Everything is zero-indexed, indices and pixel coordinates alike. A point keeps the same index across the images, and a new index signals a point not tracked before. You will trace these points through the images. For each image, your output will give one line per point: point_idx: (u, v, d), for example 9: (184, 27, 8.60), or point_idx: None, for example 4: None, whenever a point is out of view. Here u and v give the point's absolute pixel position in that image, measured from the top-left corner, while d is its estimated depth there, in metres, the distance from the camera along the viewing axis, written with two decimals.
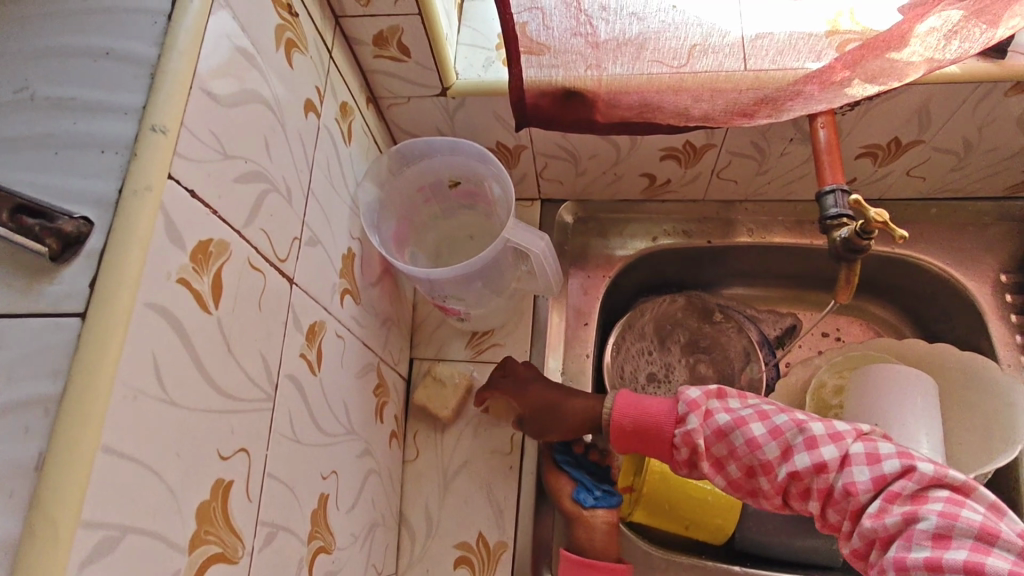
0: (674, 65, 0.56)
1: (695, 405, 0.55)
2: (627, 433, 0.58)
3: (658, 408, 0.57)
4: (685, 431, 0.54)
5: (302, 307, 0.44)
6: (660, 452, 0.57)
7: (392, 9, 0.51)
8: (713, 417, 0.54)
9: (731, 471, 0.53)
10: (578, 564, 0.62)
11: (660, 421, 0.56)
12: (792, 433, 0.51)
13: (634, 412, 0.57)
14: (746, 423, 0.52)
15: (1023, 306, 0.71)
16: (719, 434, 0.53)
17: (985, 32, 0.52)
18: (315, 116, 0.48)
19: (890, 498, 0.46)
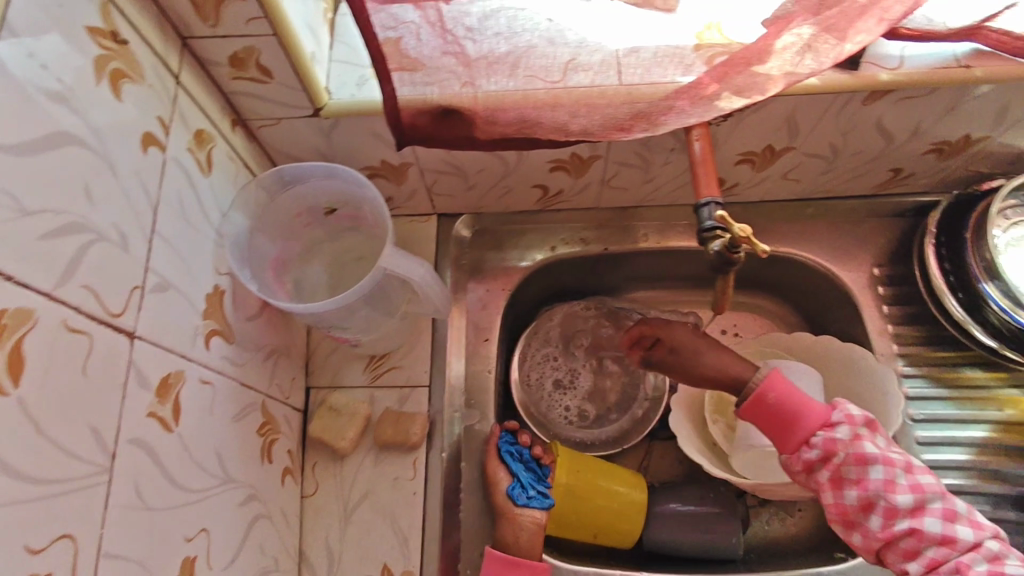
0: (549, 81, 0.55)
1: (852, 420, 0.55)
2: (765, 410, 0.56)
3: (811, 405, 0.55)
4: (831, 436, 0.54)
5: (147, 363, 0.41)
6: (784, 440, 0.55)
7: (244, 29, 0.47)
8: (862, 441, 0.53)
9: (846, 496, 0.53)
10: (503, 562, 0.63)
11: (807, 414, 0.55)
12: (931, 496, 0.52)
13: (786, 394, 0.56)
14: (895, 468, 0.52)
15: (895, 297, 0.75)
16: (859, 460, 0.52)
17: (834, 48, 0.51)
18: (158, 150, 0.44)
19: (960, 568, 0.49)
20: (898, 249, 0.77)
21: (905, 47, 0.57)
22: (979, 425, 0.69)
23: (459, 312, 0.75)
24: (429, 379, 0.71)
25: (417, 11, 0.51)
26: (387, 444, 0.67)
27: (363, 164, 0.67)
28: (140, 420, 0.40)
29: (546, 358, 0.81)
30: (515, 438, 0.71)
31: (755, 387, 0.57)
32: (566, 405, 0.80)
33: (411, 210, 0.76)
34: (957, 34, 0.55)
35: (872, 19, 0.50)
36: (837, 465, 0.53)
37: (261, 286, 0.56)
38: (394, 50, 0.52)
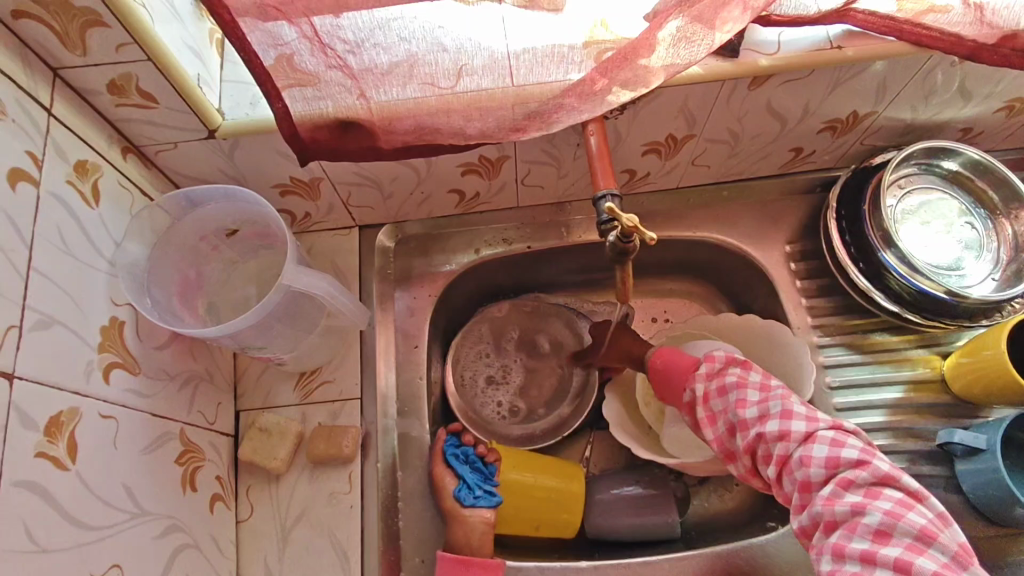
0: (440, 88, 0.55)
1: (712, 360, 0.60)
2: (654, 373, 0.65)
3: (682, 361, 0.63)
4: (695, 379, 0.60)
5: (31, 403, 0.41)
6: (673, 398, 0.63)
7: (114, 56, 0.47)
8: (720, 375, 0.59)
9: (717, 427, 0.57)
10: (454, 562, 0.63)
11: (679, 368, 0.62)
12: (774, 403, 0.55)
13: (666, 358, 0.65)
14: (747, 389, 0.56)
15: (810, 271, 0.78)
16: (719, 391, 0.57)
17: (705, 37, 0.53)
18: (30, 185, 0.45)
19: (843, 485, 0.50)
20: (811, 225, 0.79)
21: (782, 33, 0.60)
22: (893, 387, 0.72)
23: (387, 322, 0.75)
24: (360, 391, 0.70)
25: (292, 28, 0.50)
26: (321, 460, 0.66)
27: (272, 183, 0.65)
28: (28, 462, 0.40)
29: (479, 356, 0.82)
30: (459, 439, 0.70)
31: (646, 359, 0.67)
32: (498, 402, 0.81)
33: (332, 224, 0.76)
34: (829, 17, 0.57)
35: (737, 8, 0.52)
36: (705, 400, 0.58)
37: (164, 312, 0.56)
38: (282, 67, 0.52)
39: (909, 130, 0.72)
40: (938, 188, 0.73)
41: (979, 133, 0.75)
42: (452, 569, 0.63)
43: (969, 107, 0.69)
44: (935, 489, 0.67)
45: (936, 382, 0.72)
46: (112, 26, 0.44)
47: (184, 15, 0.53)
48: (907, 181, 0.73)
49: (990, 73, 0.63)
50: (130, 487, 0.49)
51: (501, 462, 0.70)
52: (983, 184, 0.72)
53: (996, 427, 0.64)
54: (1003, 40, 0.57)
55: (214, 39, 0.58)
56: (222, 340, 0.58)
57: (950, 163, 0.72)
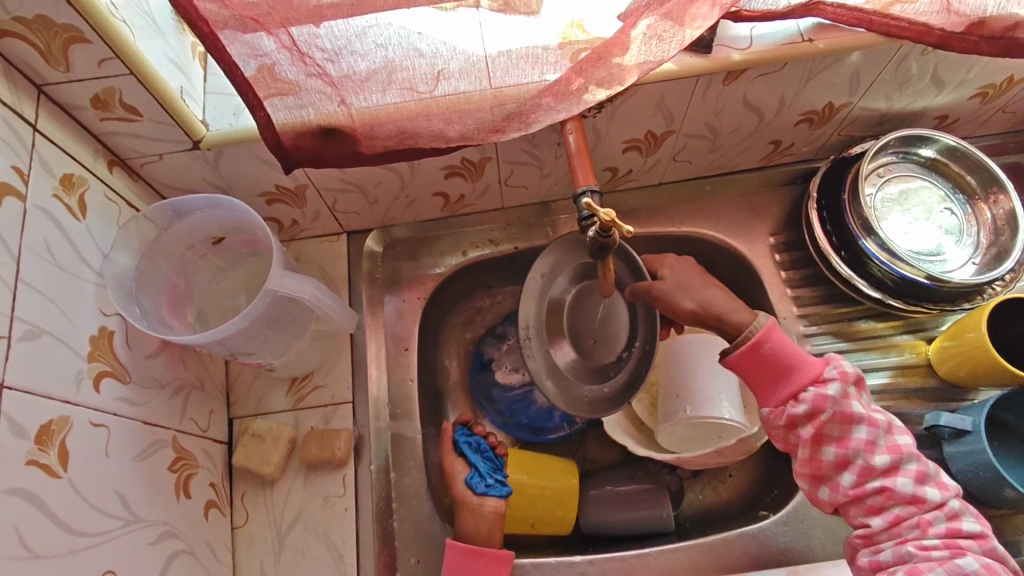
0: (419, 92, 0.56)
1: (845, 377, 0.56)
2: (762, 356, 0.58)
3: (803, 361, 0.57)
4: (822, 392, 0.55)
5: (21, 412, 0.42)
6: (769, 392, 0.58)
7: (97, 71, 0.48)
8: (850, 401, 0.55)
9: (826, 452, 0.55)
10: (465, 552, 0.63)
11: (800, 369, 0.57)
12: (907, 457, 0.54)
13: (783, 346, 0.58)
14: (879, 430, 0.54)
15: (793, 262, 0.78)
16: (845, 419, 0.54)
17: (676, 34, 0.54)
18: (17, 199, 0.45)
19: (954, 547, 0.51)
20: (793, 217, 0.80)
21: (754, 28, 0.61)
22: (880, 372, 0.73)
23: (377, 326, 0.75)
24: (351, 394, 0.71)
25: (271, 39, 0.51)
26: (314, 463, 0.67)
27: (258, 192, 0.66)
28: (19, 469, 0.41)
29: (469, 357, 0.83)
30: (469, 429, 0.71)
31: (751, 337, 0.58)
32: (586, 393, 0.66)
33: (320, 231, 0.77)
34: (798, 11, 0.58)
35: (705, 5, 0.53)
36: (823, 421, 0.55)
37: (153, 321, 0.57)
38: (262, 77, 0.53)
39: (886, 120, 0.73)
40: (917, 175, 0.74)
41: (955, 120, 0.76)
42: (460, 559, 0.63)
43: (942, 95, 0.70)
44: None
45: (922, 367, 0.73)
46: (94, 42, 0.45)
47: (166, 31, 0.54)
48: (886, 170, 0.74)
49: (961, 61, 0.64)
50: (123, 494, 0.50)
51: (508, 457, 0.71)
52: (959, 170, 0.73)
53: (980, 409, 0.65)
54: (972, 27, 0.58)
55: (196, 53, 0.59)
56: (212, 347, 0.58)
57: (926, 150, 0.73)
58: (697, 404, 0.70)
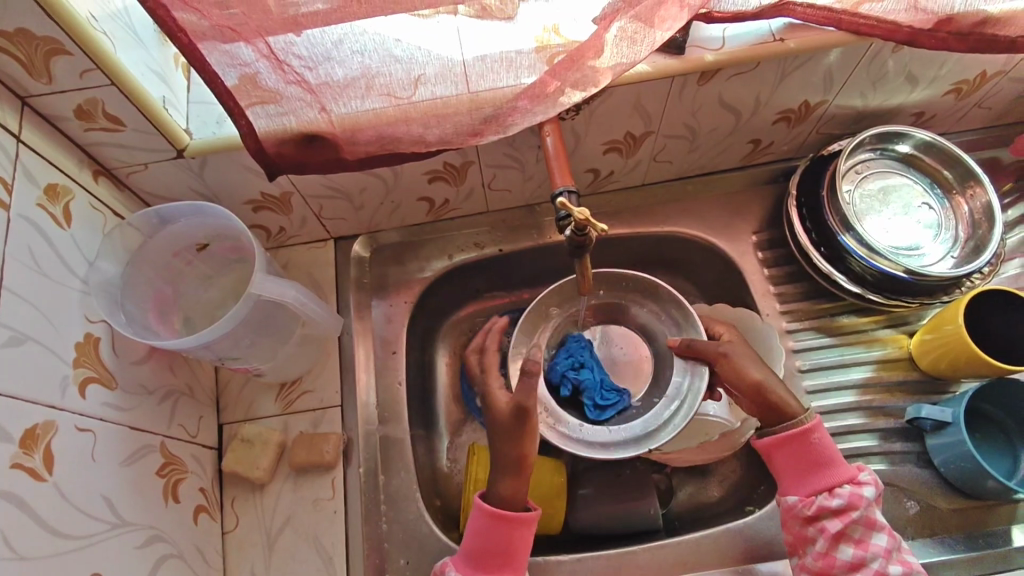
0: (399, 98, 0.57)
1: (876, 484, 0.59)
2: (814, 445, 0.60)
3: (844, 461, 0.59)
4: (857, 492, 0.57)
5: (5, 417, 0.43)
6: (802, 482, 0.59)
7: (79, 82, 0.49)
8: (875, 508, 0.57)
9: (843, 551, 0.56)
10: (491, 515, 0.60)
11: (841, 465, 0.59)
12: (915, 574, 0.55)
13: (829, 441, 0.60)
14: (897, 541, 0.56)
15: (776, 259, 0.79)
16: (869, 524, 0.56)
17: (646, 36, 0.55)
18: (0, 209, 0.46)
19: None
20: (775, 215, 0.81)
21: (726, 29, 0.62)
22: (863, 366, 0.73)
23: (365, 331, 0.76)
24: (340, 398, 0.72)
25: (250, 48, 0.52)
26: (303, 467, 0.67)
27: (244, 200, 0.67)
28: (3, 472, 0.42)
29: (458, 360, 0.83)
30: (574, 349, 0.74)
31: (803, 425, 0.60)
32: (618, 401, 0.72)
33: (307, 237, 0.78)
34: (768, 11, 0.59)
35: (674, 6, 0.54)
36: (850, 519, 0.56)
37: (139, 327, 0.57)
38: (244, 86, 0.54)
39: (862, 118, 0.75)
40: (895, 171, 0.75)
41: (932, 116, 0.77)
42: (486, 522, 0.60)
43: (916, 92, 0.71)
44: (906, 464, 0.69)
45: (904, 360, 0.73)
46: (75, 54, 0.47)
47: (147, 41, 0.55)
48: (864, 166, 0.75)
49: (932, 57, 0.65)
50: (110, 498, 0.51)
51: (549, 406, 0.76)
52: (934, 163, 0.74)
53: (959, 400, 0.65)
54: (940, 24, 0.59)
55: (179, 64, 0.60)
56: (197, 352, 0.59)
57: (902, 146, 0.74)
58: None
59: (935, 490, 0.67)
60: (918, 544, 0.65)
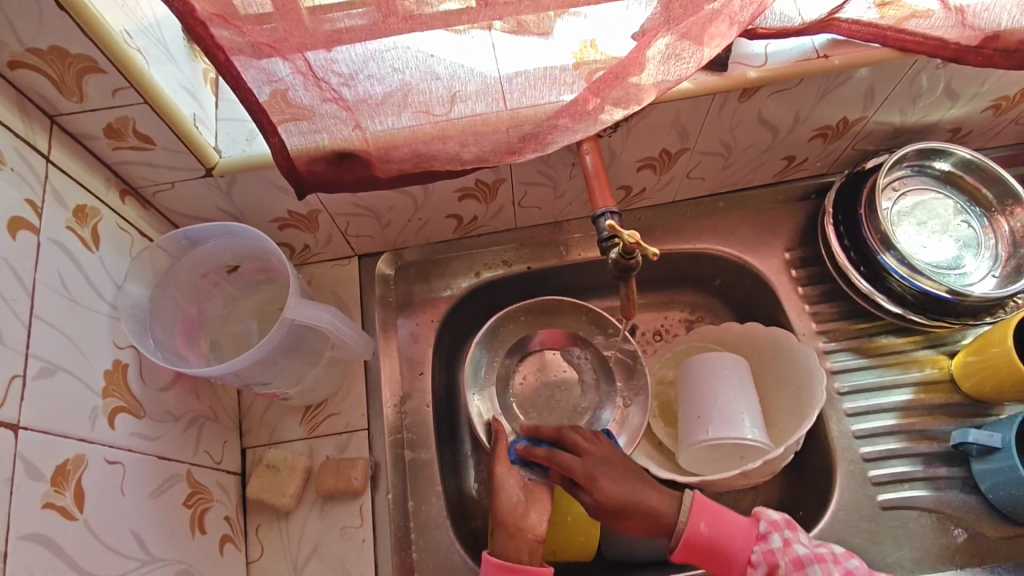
0: (434, 116, 0.55)
1: (777, 525, 0.58)
2: (699, 547, 0.58)
3: (737, 526, 0.58)
4: (767, 548, 0.57)
5: (38, 453, 0.41)
6: (730, 574, 0.58)
7: (112, 101, 0.48)
8: (793, 545, 0.56)
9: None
10: (499, 567, 0.58)
11: (736, 537, 0.57)
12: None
13: (714, 525, 0.58)
14: (828, 564, 0.55)
15: (809, 277, 0.78)
16: (797, 566, 0.55)
17: (694, 53, 0.54)
18: (31, 233, 0.44)
19: None
20: (808, 231, 0.80)
21: (768, 45, 0.60)
22: (903, 389, 0.72)
23: (390, 351, 0.74)
24: (367, 421, 0.70)
25: (286, 64, 0.49)
26: (331, 494, 0.65)
27: (271, 218, 0.66)
28: (34, 513, 0.40)
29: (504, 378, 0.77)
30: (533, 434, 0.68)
31: (683, 532, 0.58)
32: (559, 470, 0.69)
33: (331, 255, 0.76)
34: (813, 27, 0.57)
35: (724, 23, 0.52)
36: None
37: (168, 352, 0.56)
38: (276, 102, 0.51)
39: (899, 133, 0.73)
40: (931, 188, 0.74)
41: (968, 132, 0.75)
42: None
43: (956, 108, 0.70)
44: (952, 490, 0.67)
45: (945, 383, 0.72)
46: (109, 72, 0.45)
47: (178, 56, 0.53)
48: (901, 183, 0.74)
49: (975, 74, 0.64)
50: (139, 533, 0.48)
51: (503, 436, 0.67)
52: (973, 182, 0.73)
53: (1009, 424, 0.63)
54: (986, 41, 0.57)
55: (208, 79, 0.58)
56: (227, 378, 0.57)
57: (942, 163, 0.73)
58: (719, 424, 0.67)
59: (985, 518, 0.66)
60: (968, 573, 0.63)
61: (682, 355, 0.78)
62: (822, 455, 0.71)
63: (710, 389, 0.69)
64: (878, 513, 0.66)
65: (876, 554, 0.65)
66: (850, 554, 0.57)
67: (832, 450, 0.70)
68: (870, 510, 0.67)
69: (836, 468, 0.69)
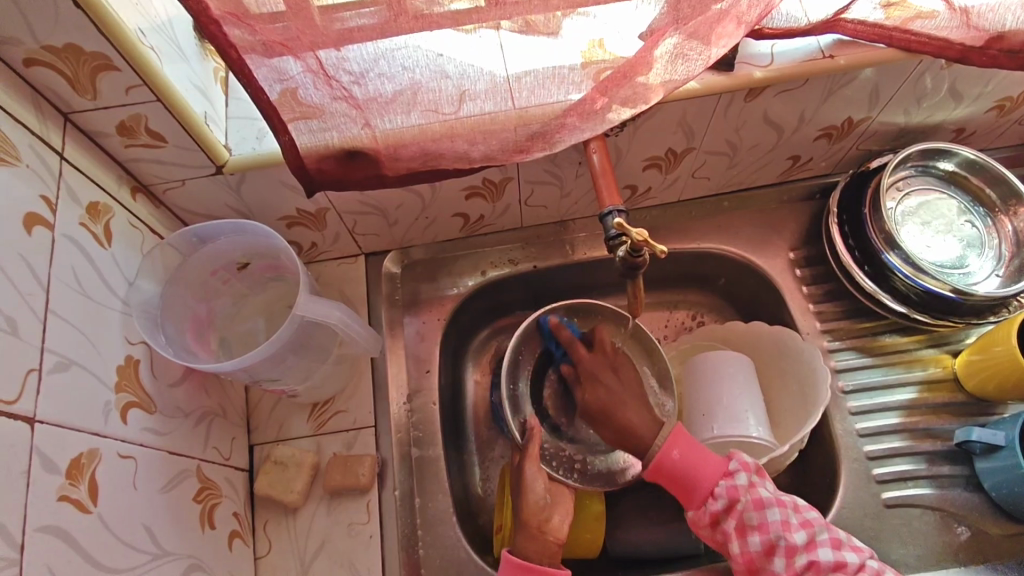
0: (443, 114, 0.55)
1: (746, 467, 0.59)
2: (667, 470, 0.59)
3: (709, 459, 0.58)
4: (732, 484, 0.57)
5: (52, 447, 0.41)
6: (690, 497, 0.58)
7: (125, 99, 0.48)
8: (757, 487, 0.57)
9: (752, 541, 0.55)
10: (518, 567, 0.58)
11: (704, 469, 0.58)
12: (819, 529, 0.55)
13: (687, 455, 0.59)
14: (788, 509, 0.56)
15: (813, 277, 0.78)
16: (758, 505, 0.56)
17: (702, 53, 0.54)
18: (45, 228, 0.45)
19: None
20: (812, 232, 0.80)
21: (774, 45, 0.61)
22: (907, 388, 0.72)
23: (397, 349, 0.74)
24: (374, 418, 0.70)
25: (297, 62, 0.50)
26: (338, 491, 0.66)
27: (279, 216, 0.66)
28: (50, 506, 0.40)
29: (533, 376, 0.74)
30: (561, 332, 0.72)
31: (657, 453, 0.59)
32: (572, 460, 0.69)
33: (339, 253, 0.77)
34: (818, 28, 0.58)
35: (731, 23, 0.53)
36: (740, 511, 0.56)
37: (178, 348, 0.56)
38: (287, 101, 0.52)
39: (903, 133, 0.74)
40: (936, 188, 0.74)
41: (972, 133, 0.76)
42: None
43: (960, 108, 0.70)
44: (956, 489, 0.68)
45: (949, 381, 0.72)
46: (123, 70, 0.45)
47: (189, 55, 0.54)
48: (905, 183, 0.74)
49: (979, 75, 0.64)
50: (149, 527, 0.49)
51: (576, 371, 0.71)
52: (978, 183, 0.73)
53: (1013, 423, 0.63)
54: (991, 42, 0.57)
55: (219, 77, 0.58)
56: (236, 374, 0.58)
57: (946, 163, 0.73)
58: (723, 422, 0.67)
59: (987, 516, 0.66)
60: (971, 571, 0.64)
61: (686, 353, 0.78)
62: (826, 454, 0.71)
63: (714, 387, 0.70)
64: (882, 511, 0.67)
65: (880, 552, 0.65)
66: (811, 507, 0.58)
67: (836, 449, 0.70)
68: (874, 509, 0.67)
69: (840, 466, 0.69)
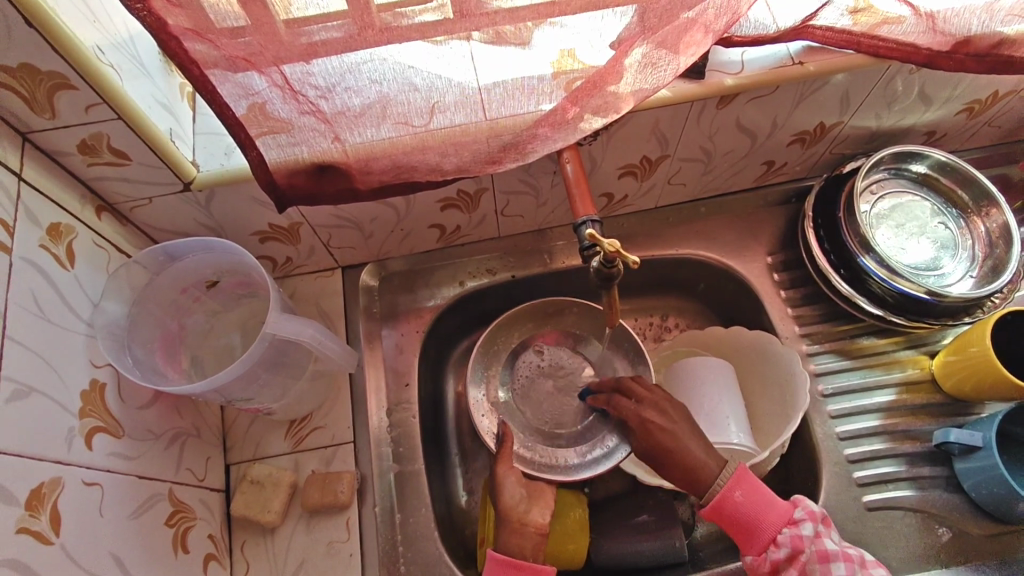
0: (414, 126, 0.55)
1: (813, 515, 0.57)
2: (728, 511, 0.57)
3: (773, 504, 0.57)
4: (797, 533, 0.55)
5: (11, 477, 0.40)
6: (748, 542, 0.56)
7: (85, 117, 0.47)
8: (824, 539, 0.55)
9: None
10: (504, 564, 0.58)
11: (768, 517, 0.56)
12: None
13: (750, 497, 0.57)
14: (854, 564, 0.54)
15: (791, 281, 0.78)
16: (823, 558, 0.54)
17: (670, 62, 0.54)
18: (3, 253, 0.44)
19: None
20: (790, 235, 0.80)
21: (744, 52, 0.61)
22: (885, 390, 0.72)
23: (375, 363, 0.73)
24: (352, 433, 0.69)
25: (262, 78, 0.49)
26: (317, 509, 0.65)
27: (251, 231, 0.65)
28: (9, 539, 0.39)
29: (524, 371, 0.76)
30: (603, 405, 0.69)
31: (716, 494, 0.57)
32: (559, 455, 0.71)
33: (314, 267, 0.76)
34: (787, 34, 0.58)
35: (699, 32, 0.53)
36: (803, 562, 0.55)
37: (146, 369, 0.55)
38: (254, 116, 0.51)
39: (876, 137, 0.74)
40: (908, 191, 0.75)
41: (943, 135, 0.77)
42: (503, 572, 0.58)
43: (929, 112, 0.71)
44: (935, 489, 0.68)
45: (926, 382, 0.73)
46: (81, 88, 0.44)
47: (152, 71, 0.53)
48: (878, 186, 0.74)
49: (948, 78, 0.64)
50: (118, 556, 0.48)
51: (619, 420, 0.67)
52: (949, 184, 0.74)
53: (988, 423, 0.64)
54: (957, 46, 0.58)
55: (185, 93, 0.58)
56: (208, 395, 0.57)
57: (918, 166, 0.74)
58: (704, 430, 0.67)
59: (967, 516, 0.66)
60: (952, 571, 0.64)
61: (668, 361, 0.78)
62: (807, 459, 0.71)
63: (696, 395, 0.70)
64: (863, 513, 0.67)
65: None
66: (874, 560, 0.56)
67: (816, 452, 0.70)
68: (856, 511, 0.67)
69: (822, 470, 0.69)
